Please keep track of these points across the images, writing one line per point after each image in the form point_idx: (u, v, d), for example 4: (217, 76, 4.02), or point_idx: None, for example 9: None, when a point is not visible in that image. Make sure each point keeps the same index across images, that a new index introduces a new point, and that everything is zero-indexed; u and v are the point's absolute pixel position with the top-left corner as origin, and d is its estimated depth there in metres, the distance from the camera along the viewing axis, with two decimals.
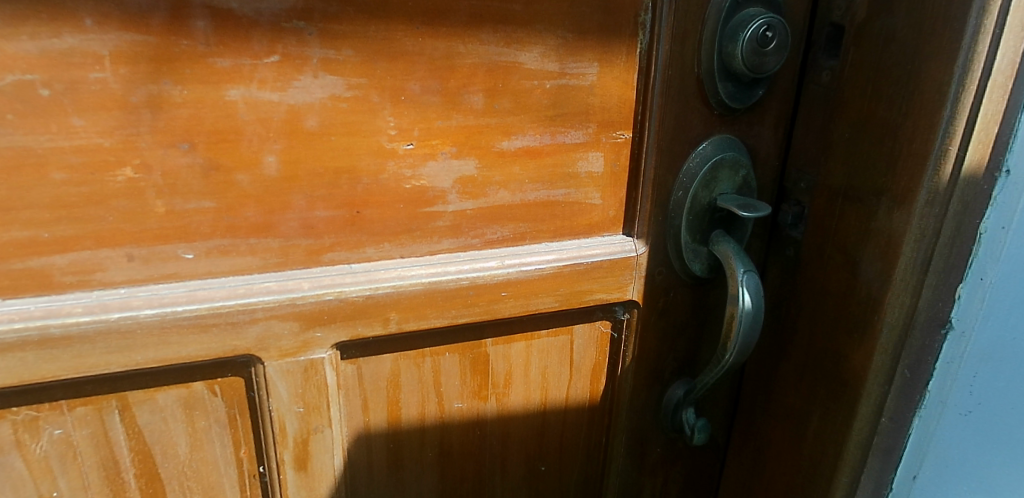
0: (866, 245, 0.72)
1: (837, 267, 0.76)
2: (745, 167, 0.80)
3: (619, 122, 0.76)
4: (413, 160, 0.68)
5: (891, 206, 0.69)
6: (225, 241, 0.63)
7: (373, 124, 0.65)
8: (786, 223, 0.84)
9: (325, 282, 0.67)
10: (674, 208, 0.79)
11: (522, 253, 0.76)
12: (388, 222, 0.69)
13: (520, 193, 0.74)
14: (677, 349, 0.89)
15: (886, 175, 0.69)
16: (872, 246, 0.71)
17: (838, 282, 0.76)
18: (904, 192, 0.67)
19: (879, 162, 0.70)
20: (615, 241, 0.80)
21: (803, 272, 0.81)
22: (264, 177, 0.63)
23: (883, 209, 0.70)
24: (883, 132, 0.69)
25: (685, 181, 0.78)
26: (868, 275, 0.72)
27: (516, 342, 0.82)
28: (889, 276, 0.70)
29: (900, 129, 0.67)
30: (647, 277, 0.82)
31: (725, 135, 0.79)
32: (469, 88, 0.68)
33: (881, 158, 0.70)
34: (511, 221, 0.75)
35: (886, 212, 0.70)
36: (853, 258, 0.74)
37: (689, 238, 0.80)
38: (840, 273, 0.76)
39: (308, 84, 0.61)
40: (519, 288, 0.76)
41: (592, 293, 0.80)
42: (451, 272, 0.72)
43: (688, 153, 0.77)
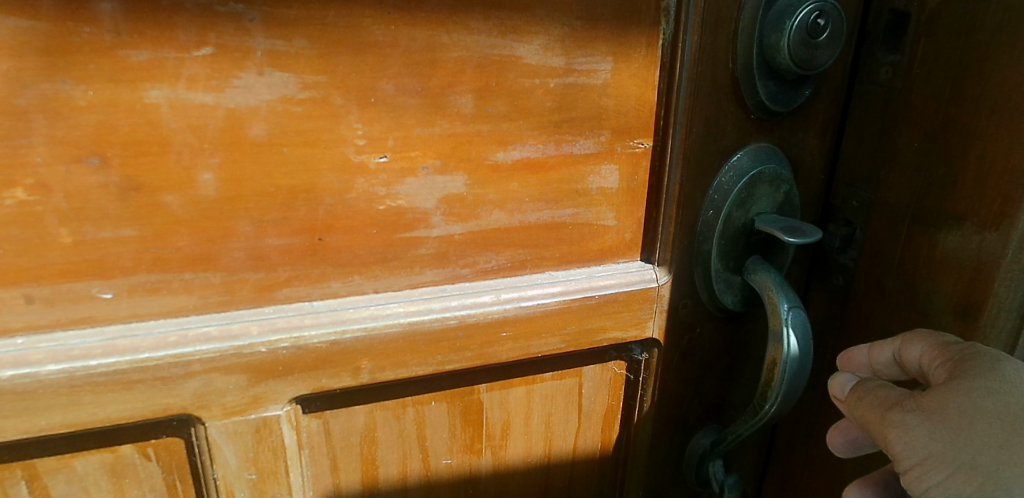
0: (941, 276, 0.60)
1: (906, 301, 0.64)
2: (787, 182, 0.67)
3: (637, 128, 0.63)
4: (387, 175, 0.56)
5: (979, 234, 0.57)
6: (153, 277, 0.51)
7: (337, 132, 0.53)
8: (833, 246, 0.71)
9: (280, 325, 0.55)
10: (702, 231, 0.66)
11: (522, 285, 0.64)
12: (358, 251, 0.57)
13: (518, 214, 0.62)
14: (705, 393, 0.76)
15: (973, 196, 0.57)
16: (953, 278, 0.59)
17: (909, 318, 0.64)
18: (998, 218, 0.55)
19: (962, 181, 0.58)
20: (632, 269, 0.68)
21: (856, 306, 0.69)
22: (199, 199, 0.51)
23: (969, 237, 0.58)
24: (970, 144, 0.57)
25: (717, 198, 0.65)
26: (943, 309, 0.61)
27: (515, 387, 0.69)
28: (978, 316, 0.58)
29: (992, 141, 0.55)
30: (670, 311, 0.70)
31: (763, 144, 0.66)
32: (456, 88, 0.55)
33: (965, 176, 0.57)
34: (508, 247, 0.63)
35: (972, 241, 0.57)
36: (929, 292, 0.62)
37: (721, 266, 0.68)
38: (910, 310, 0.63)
39: (252, 82, 0.49)
40: (518, 327, 0.64)
41: (605, 331, 0.68)
42: (435, 309, 0.60)
43: (719, 165, 0.65)
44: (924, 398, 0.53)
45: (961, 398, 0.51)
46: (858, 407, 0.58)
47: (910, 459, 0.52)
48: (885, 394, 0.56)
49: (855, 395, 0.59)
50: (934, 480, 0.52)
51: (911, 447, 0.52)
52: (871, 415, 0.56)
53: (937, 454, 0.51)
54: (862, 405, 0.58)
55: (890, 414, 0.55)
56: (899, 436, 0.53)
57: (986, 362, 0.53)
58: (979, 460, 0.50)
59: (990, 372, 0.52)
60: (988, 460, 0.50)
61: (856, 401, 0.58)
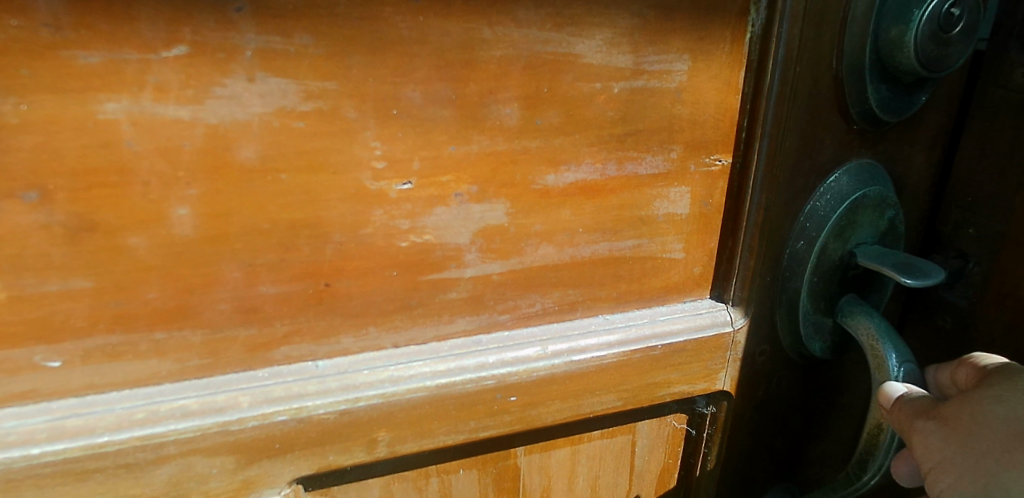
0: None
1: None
2: (892, 206, 0.55)
3: (716, 141, 0.52)
4: (412, 205, 0.44)
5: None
6: (115, 339, 0.41)
7: (350, 154, 0.41)
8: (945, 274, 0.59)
9: (277, 394, 0.44)
10: (789, 265, 0.55)
11: (573, 333, 0.52)
12: (374, 297, 0.46)
13: (570, 248, 0.51)
14: (777, 450, 0.65)
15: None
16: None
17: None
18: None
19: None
20: (703, 310, 0.56)
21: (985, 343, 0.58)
22: (173, 241, 0.39)
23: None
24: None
25: (809, 226, 0.54)
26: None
27: (558, 449, 0.58)
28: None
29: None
30: (746, 358, 0.59)
31: (866, 161, 0.54)
32: (498, 95, 0.44)
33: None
34: (557, 287, 0.52)
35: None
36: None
37: (811, 307, 0.56)
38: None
39: (240, 91, 0.37)
40: (567, 385, 0.52)
41: (668, 386, 0.57)
42: (468, 368, 0.49)
43: (813, 187, 0.54)
44: (955, 402, 0.47)
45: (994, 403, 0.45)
46: (889, 413, 0.51)
47: (927, 462, 0.47)
48: (918, 400, 0.49)
49: (890, 401, 0.51)
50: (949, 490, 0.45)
51: (932, 454, 0.46)
52: (898, 420, 0.50)
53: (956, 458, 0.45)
54: (900, 411, 0.50)
55: (919, 421, 0.48)
56: (921, 440, 0.47)
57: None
58: (996, 467, 0.44)
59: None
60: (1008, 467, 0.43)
61: (895, 408, 0.51)
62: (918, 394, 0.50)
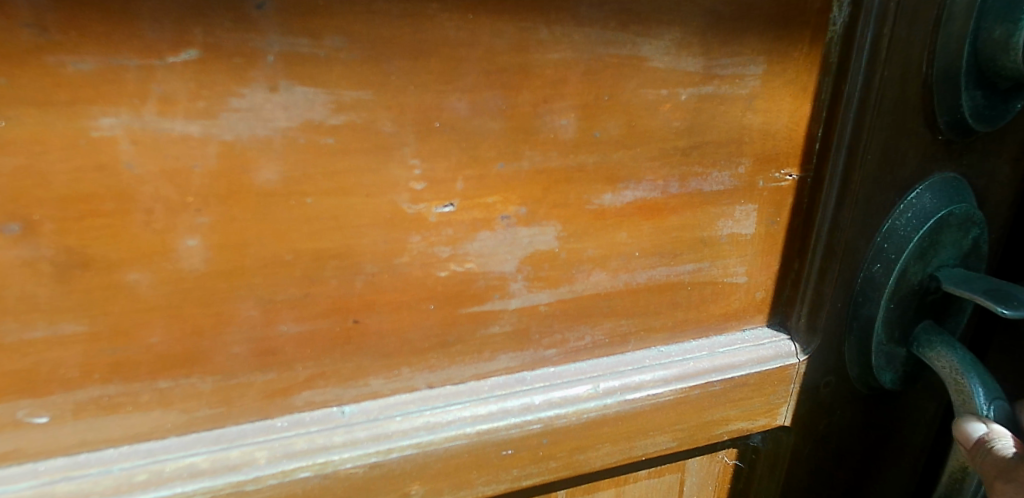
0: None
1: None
2: (977, 225, 0.50)
3: (788, 154, 0.46)
4: (453, 230, 0.39)
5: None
6: (113, 390, 0.35)
7: (386, 173, 0.36)
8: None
9: (298, 447, 0.38)
10: (863, 290, 0.50)
11: (625, 369, 0.47)
12: (408, 334, 0.40)
13: (624, 274, 0.45)
14: (836, 486, 0.59)
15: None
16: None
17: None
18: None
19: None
20: (765, 340, 0.51)
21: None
22: (180, 277, 0.34)
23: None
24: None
25: (887, 248, 0.48)
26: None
27: (602, 491, 0.53)
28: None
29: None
30: (809, 391, 0.53)
31: (950, 174, 0.49)
32: (554, 104, 0.38)
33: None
34: (608, 317, 0.46)
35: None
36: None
37: (885, 336, 0.51)
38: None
39: (260, 103, 0.32)
40: (620, 427, 0.47)
41: (726, 423, 0.51)
42: (513, 411, 0.43)
43: (892, 204, 0.48)
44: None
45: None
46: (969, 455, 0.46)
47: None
48: (1002, 451, 0.44)
49: (970, 444, 0.45)
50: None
51: None
52: (979, 468, 0.45)
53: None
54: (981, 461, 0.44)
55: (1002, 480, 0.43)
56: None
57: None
58: None
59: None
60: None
61: (975, 454, 0.45)
62: (1002, 440, 0.44)
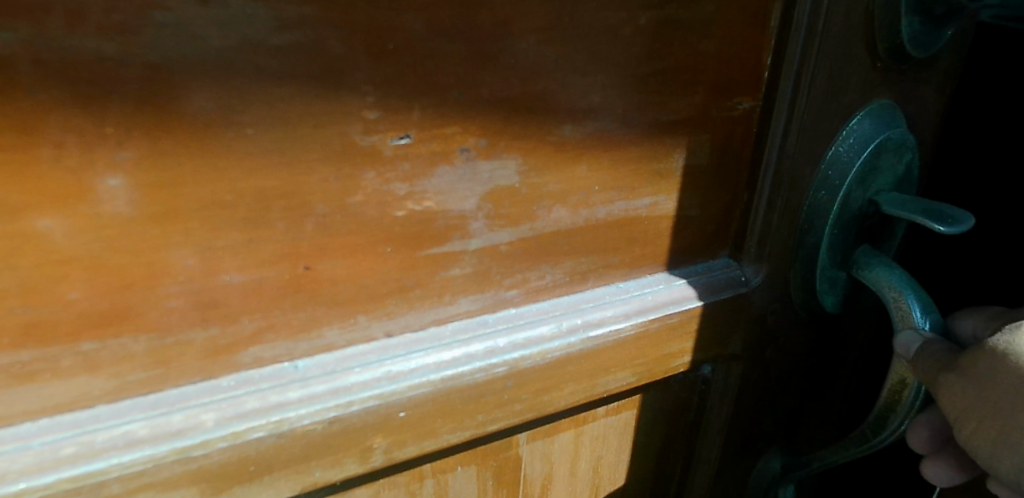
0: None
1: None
2: (911, 150, 0.51)
3: (739, 83, 0.46)
4: (410, 165, 0.36)
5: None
6: (27, 357, 0.30)
7: (336, 100, 0.32)
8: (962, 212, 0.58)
9: (250, 407, 0.35)
10: (809, 217, 0.51)
11: (587, 306, 0.46)
12: (364, 281, 0.38)
13: (585, 210, 0.44)
14: (778, 410, 0.63)
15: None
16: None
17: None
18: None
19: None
20: (716, 271, 0.52)
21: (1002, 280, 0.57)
22: (102, 222, 0.29)
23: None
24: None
25: (832, 174, 0.49)
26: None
27: (561, 432, 0.53)
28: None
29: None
30: (758, 318, 0.55)
31: (887, 101, 0.50)
32: (514, 27, 0.35)
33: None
34: (568, 256, 0.45)
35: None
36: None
37: (828, 261, 0.53)
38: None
39: (188, 17, 0.27)
40: (583, 365, 0.46)
41: (682, 355, 0.52)
42: (477, 356, 0.42)
43: (837, 131, 0.49)
44: (971, 350, 0.47)
45: (1006, 348, 0.45)
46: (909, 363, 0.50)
47: (949, 413, 0.47)
48: (937, 355, 0.48)
49: (909, 354, 0.49)
50: (971, 438, 0.46)
51: (954, 408, 0.46)
52: (919, 372, 0.49)
53: (978, 406, 0.45)
54: (923, 365, 0.48)
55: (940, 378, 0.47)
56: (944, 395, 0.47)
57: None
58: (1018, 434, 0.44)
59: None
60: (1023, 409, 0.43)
61: (916, 362, 0.49)
62: (935, 345, 0.48)
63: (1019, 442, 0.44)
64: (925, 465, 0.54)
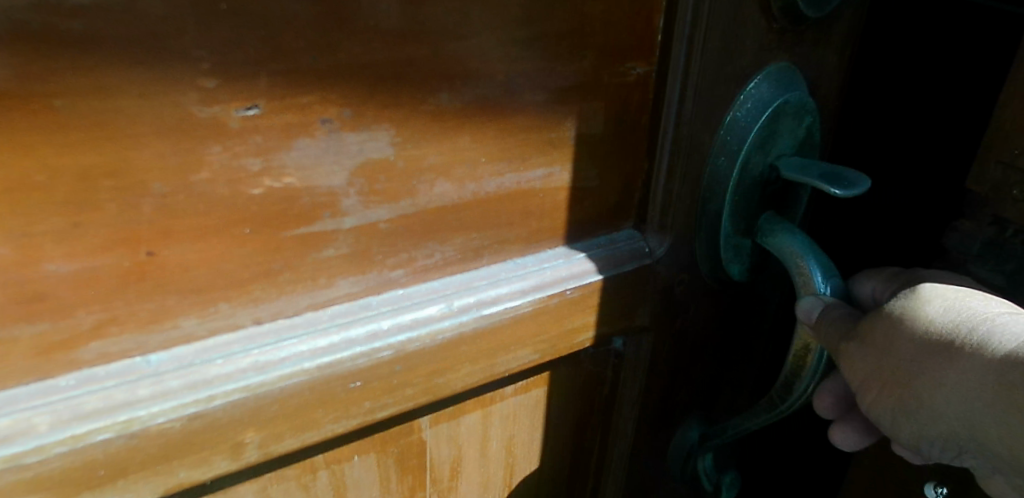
0: (1006, 211, 0.48)
1: (956, 243, 0.54)
2: (810, 113, 0.51)
3: (631, 46, 0.44)
4: (262, 138, 0.33)
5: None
6: None
7: (161, 67, 0.29)
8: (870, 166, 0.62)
9: (91, 408, 0.32)
10: (710, 184, 0.50)
11: (480, 283, 0.44)
12: (222, 266, 0.35)
13: (472, 183, 0.42)
14: (693, 380, 0.63)
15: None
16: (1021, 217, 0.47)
17: (968, 271, 0.54)
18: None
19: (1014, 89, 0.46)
20: (619, 243, 0.51)
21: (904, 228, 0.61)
22: None
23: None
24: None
25: (731, 140, 0.48)
26: (1005, 257, 0.50)
27: (468, 414, 0.51)
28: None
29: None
30: (665, 289, 0.54)
31: (785, 64, 0.49)
32: None
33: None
34: (458, 232, 0.43)
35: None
36: (992, 231, 0.51)
37: (732, 228, 0.52)
38: (965, 265, 0.54)
39: None
40: (478, 344, 0.45)
41: (587, 330, 0.51)
42: (358, 340, 0.39)
43: (734, 96, 0.47)
44: (870, 315, 0.47)
45: (903, 313, 0.45)
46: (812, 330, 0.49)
47: (853, 383, 0.47)
48: (839, 324, 0.47)
49: (812, 321, 0.48)
50: (875, 402, 0.47)
51: (858, 377, 0.47)
52: (822, 339, 0.48)
53: (880, 372, 0.46)
54: (827, 333, 0.48)
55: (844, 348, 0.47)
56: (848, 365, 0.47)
57: (949, 283, 0.46)
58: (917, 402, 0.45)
59: (953, 290, 0.45)
60: (921, 374, 0.44)
61: (820, 329, 0.48)
62: (836, 312, 0.48)
63: (919, 407, 0.44)
64: (833, 429, 0.53)
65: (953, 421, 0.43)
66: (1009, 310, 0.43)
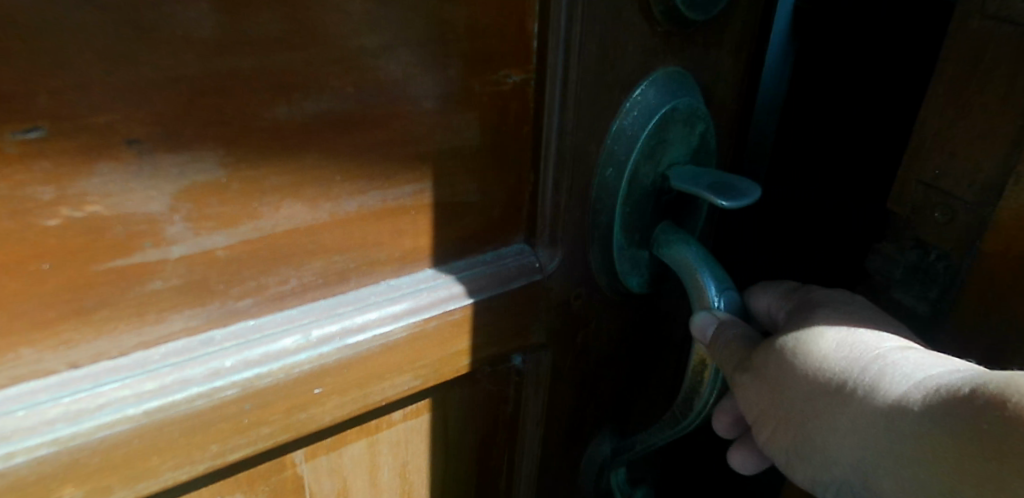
0: (927, 232, 0.48)
1: (878, 267, 0.52)
2: (703, 119, 0.49)
3: (503, 52, 0.41)
4: (52, 163, 0.29)
5: (972, 189, 0.44)
6: None
7: None
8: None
9: None
10: (600, 195, 0.47)
11: (345, 310, 0.41)
12: (16, 306, 0.31)
13: (328, 203, 0.38)
14: (603, 394, 0.61)
15: (966, 137, 0.44)
16: (941, 238, 0.47)
17: (891, 298, 0.52)
18: (1000, 174, 0.42)
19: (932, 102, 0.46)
20: (507, 260, 0.48)
21: None
22: None
23: (962, 198, 0.45)
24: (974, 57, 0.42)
25: (618, 150, 0.46)
26: (929, 283, 0.49)
27: (351, 444, 0.48)
28: (976, 300, 0.45)
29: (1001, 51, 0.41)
30: (561, 305, 0.52)
31: (673, 69, 0.47)
32: None
33: (949, 94, 0.44)
34: (316, 255, 0.39)
35: (965, 198, 0.45)
36: (915, 255, 0.50)
37: (626, 240, 0.50)
38: (889, 291, 0.52)
39: None
40: (344, 375, 0.42)
41: (474, 352, 0.48)
42: (195, 381, 0.36)
43: (618, 103, 0.45)
44: (767, 341, 0.45)
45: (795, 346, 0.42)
46: (710, 351, 0.47)
47: (749, 416, 0.45)
48: (732, 345, 0.45)
49: (708, 339, 0.47)
50: (772, 441, 0.44)
51: (753, 408, 0.45)
52: (719, 362, 0.47)
53: (771, 408, 0.43)
54: (722, 358, 0.46)
55: (737, 374, 0.45)
56: (743, 394, 0.45)
57: (846, 313, 0.43)
58: (807, 442, 0.42)
59: (849, 323, 0.42)
60: (811, 413, 0.41)
61: (715, 352, 0.46)
62: (730, 332, 0.46)
63: (809, 449, 0.42)
64: (731, 450, 0.51)
65: (842, 467, 0.40)
66: (901, 346, 0.40)
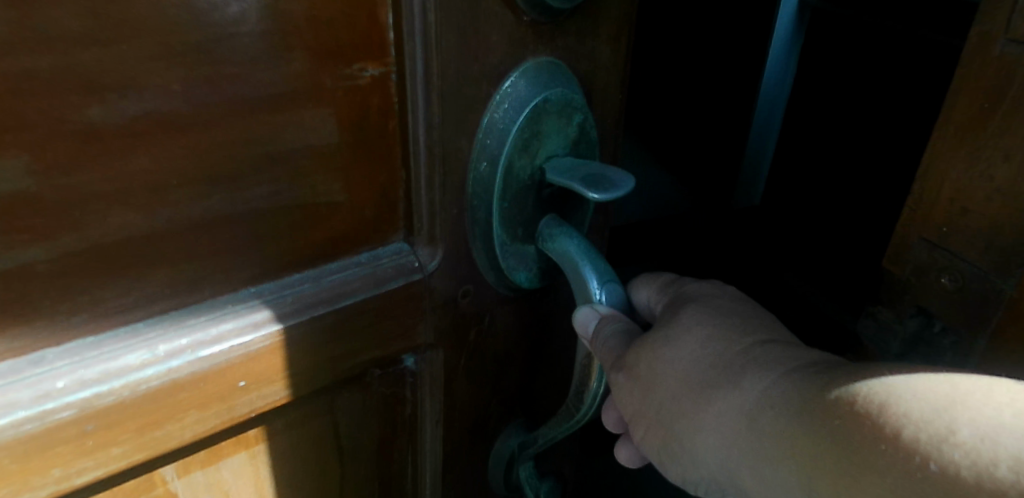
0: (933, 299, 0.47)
1: (874, 334, 0.52)
2: (579, 110, 0.48)
3: (357, 44, 0.39)
4: None
5: (988, 254, 0.42)
6: None
7: None
8: None
9: None
10: (476, 191, 0.46)
11: (198, 321, 0.39)
12: None
13: (167, 210, 0.36)
14: (504, 389, 0.60)
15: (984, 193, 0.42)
16: (957, 310, 0.45)
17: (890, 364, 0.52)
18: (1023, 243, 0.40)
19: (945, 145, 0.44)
20: (382, 261, 0.46)
21: None
22: None
23: (974, 264, 0.43)
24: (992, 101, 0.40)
25: (490, 144, 0.45)
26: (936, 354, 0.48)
27: (228, 457, 0.46)
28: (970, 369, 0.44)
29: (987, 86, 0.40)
30: (447, 304, 0.50)
31: (544, 59, 0.46)
32: None
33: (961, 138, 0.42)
34: (160, 264, 0.37)
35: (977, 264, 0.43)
36: (915, 323, 0.49)
37: (508, 236, 0.49)
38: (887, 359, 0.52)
39: None
40: (202, 388, 0.40)
41: (353, 356, 0.47)
42: (23, 404, 0.34)
43: (487, 95, 0.44)
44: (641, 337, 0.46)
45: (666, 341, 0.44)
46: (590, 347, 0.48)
47: (626, 411, 0.47)
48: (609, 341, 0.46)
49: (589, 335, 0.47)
50: (646, 439, 0.46)
51: (629, 405, 0.46)
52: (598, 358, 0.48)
53: (645, 404, 0.45)
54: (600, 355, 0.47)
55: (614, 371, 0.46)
56: (620, 390, 0.47)
57: (713, 304, 0.46)
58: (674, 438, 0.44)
59: (714, 314, 0.45)
60: (678, 409, 0.43)
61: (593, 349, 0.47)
62: (609, 327, 0.46)
63: (675, 444, 0.44)
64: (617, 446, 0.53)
65: (705, 462, 0.42)
66: (762, 341, 0.42)
